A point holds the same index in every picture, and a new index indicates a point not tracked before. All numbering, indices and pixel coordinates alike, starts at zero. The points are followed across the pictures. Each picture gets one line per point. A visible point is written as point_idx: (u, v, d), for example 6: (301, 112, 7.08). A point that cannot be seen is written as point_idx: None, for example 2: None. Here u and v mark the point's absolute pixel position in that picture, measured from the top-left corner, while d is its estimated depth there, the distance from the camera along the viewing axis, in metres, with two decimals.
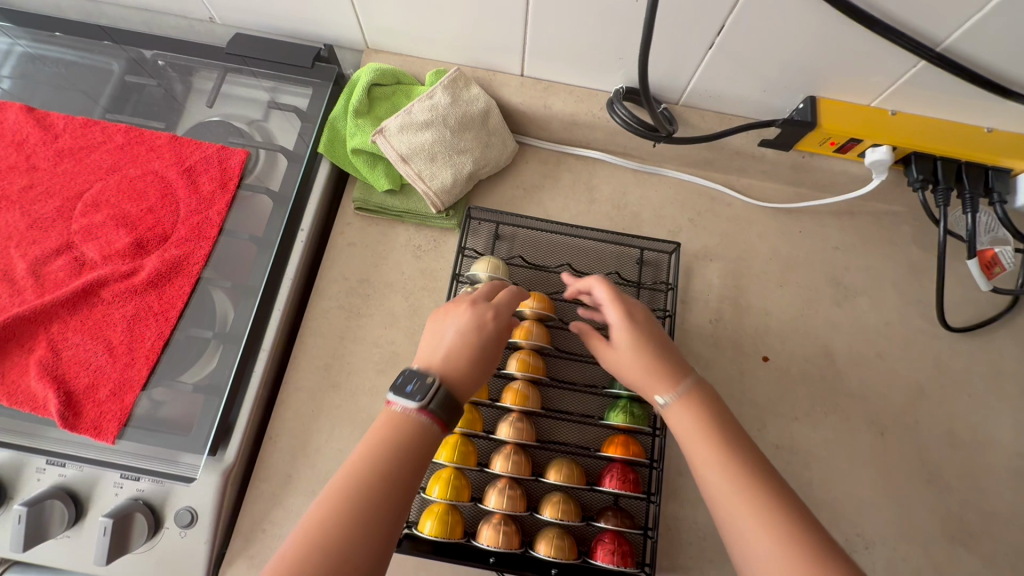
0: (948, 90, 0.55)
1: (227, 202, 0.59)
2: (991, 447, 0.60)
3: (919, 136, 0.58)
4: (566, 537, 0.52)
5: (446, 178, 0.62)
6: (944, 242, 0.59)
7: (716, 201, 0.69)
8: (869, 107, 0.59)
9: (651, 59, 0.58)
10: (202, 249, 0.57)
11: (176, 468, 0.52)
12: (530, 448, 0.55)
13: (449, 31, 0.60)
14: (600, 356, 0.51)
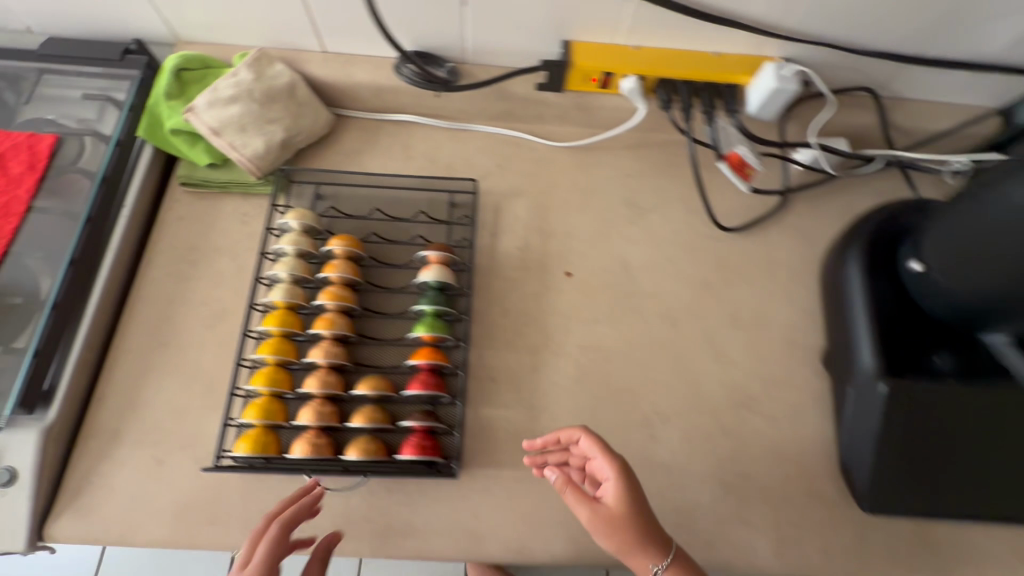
0: (666, 22, 0.65)
1: (35, 182, 0.65)
2: (765, 323, 0.69)
3: (659, 65, 0.69)
4: (376, 441, 0.57)
5: (258, 146, 0.68)
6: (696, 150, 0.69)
7: (520, 147, 0.77)
8: (616, 45, 0.69)
9: (422, 23, 0.67)
10: (10, 226, 0.62)
11: None
12: (344, 370, 0.60)
13: (243, 16, 0.68)
14: (579, 509, 0.51)
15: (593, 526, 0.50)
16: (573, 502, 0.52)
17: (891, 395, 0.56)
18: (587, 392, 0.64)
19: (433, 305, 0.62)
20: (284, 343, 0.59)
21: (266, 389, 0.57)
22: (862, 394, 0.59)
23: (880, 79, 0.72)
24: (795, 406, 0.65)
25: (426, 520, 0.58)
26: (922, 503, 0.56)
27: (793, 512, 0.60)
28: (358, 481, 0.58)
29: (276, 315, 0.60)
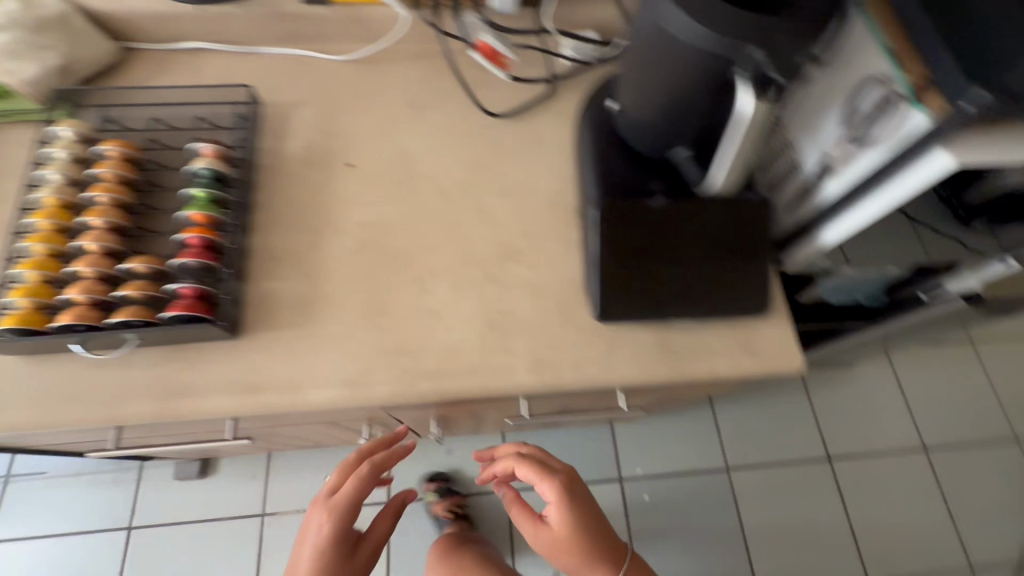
0: None
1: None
2: (530, 189, 0.78)
3: None
4: (144, 309, 0.61)
5: (31, 71, 0.71)
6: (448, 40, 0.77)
7: (306, 63, 0.84)
8: None
9: None
10: None
11: None
12: (117, 255, 0.65)
13: None
14: (537, 533, 0.78)
15: (547, 540, 0.76)
16: (522, 520, 0.80)
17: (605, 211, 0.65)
18: (363, 260, 0.71)
19: (205, 191, 0.68)
20: (53, 233, 0.63)
21: (35, 272, 0.61)
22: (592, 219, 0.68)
23: None
24: (553, 254, 0.74)
25: (206, 380, 0.62)
26: (638, 301, 0.68)
27: (550, 337, 0.69)
28: (131, 347, 0.62)
29: (47, 211, 0.64)
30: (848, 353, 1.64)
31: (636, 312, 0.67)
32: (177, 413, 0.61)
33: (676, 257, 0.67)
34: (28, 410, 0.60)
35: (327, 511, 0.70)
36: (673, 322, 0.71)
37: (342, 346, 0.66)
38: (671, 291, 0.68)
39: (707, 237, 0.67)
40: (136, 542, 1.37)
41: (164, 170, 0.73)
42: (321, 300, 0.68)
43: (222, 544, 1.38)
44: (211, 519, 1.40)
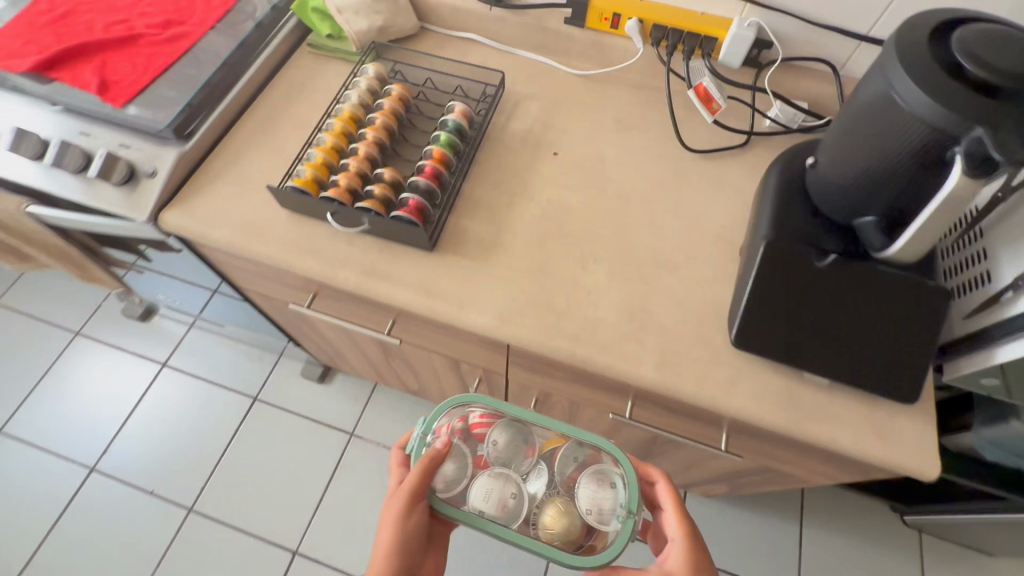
0: None
1: (223, 14, 0.96)
2: (702, 218, 0.85)
3: (674, 15, 0.89)
4: (383, 203, 0.78)
5: (363, 26, 0.97)
6: (770, 176, 0.80)
7: (547, 70, 1.01)
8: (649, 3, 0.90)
9: None
10: (198, 34, 0.93)
11: (151, 133, 0.84)
12: (367, 176, 0.82)
13: None
14: None
15: None
16: None
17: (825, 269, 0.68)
18: (554, 224, 0.83)
19: (449, 138, 0.85)
20: (334, 149, 0.83)
21: (322, 154, 0.81)
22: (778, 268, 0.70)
23: (840, 55, 0.88)
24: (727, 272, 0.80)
25: (399, 272, 0.78)
26: (715, 331, 0.75)
27: (691, 347, 0.74)
28: (361, 231, 0.79)
29: (343, 117, 0.86)
30: (991, 545, 1.39)
31: (770, 343, 0.70)
32: (372, 287, 0.77)
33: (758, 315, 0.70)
34: (278, 243, 0.80)
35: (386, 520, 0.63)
36: (718, 345, 0.74)
37: (523, 283, 0.78)
38: (816, 333, 0.68)
39: (788, 303, 0.69)
40: (258, 412, 1.59)
41: (420, 113, 0.91)
42: (507, 247, 0.81)
43: (320, 456, 1.53)
44: (326, 425, 1.57)
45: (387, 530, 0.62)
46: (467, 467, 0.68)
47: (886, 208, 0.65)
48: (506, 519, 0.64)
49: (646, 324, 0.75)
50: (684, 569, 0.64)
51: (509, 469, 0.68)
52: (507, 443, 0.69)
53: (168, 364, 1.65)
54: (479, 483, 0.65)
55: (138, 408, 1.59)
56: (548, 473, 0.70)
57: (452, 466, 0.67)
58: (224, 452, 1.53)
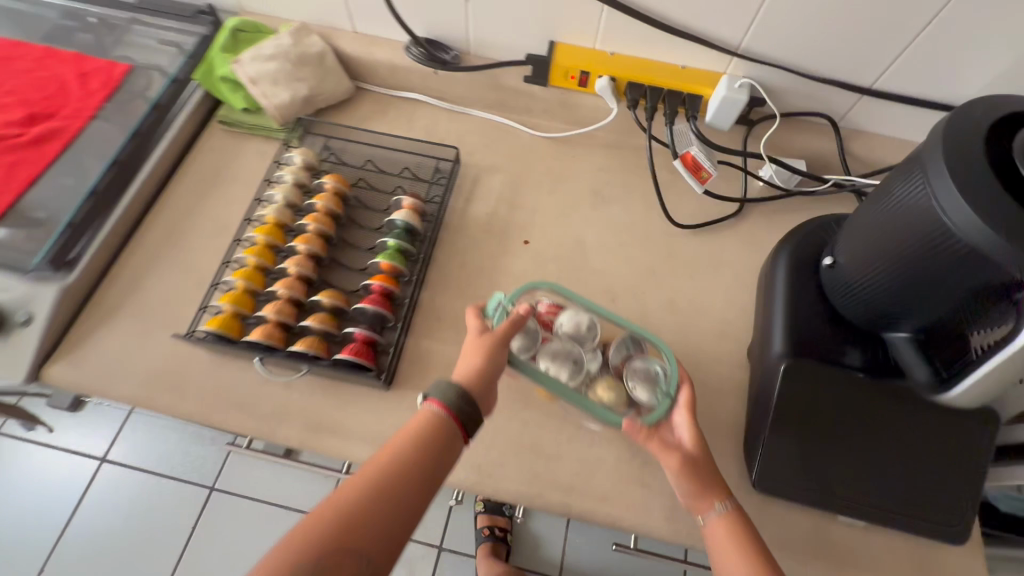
0: (663, 41, 0.73)
1: (105, 96, 0.79)
2: (700, 311, 0.74)
3: (652, 71, 0.76)
4: (322, 341, 0.65)
5: (284, 97, 0.81)
6: (790, 257, 0.68)
7: (508, 133, 0.87)
8: (623, 57, 0.77)
9: (442, 18, 0.79)
10: (74, 127, 0.76)
11: (21, 272, 0.67)
12: (301, 304, 0.68)
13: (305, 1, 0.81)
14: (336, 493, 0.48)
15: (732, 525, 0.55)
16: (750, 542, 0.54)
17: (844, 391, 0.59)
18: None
19: (399, 243, 0.71)
20: (257, 272, 0.68)
21: (242, 282, 0.67)
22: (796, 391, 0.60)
23: (839, 106, 0.77)
24: (732, 379, 0.70)
25: (351, 422, 0.64)
26: (726, 460, 0.65)
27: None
28: (301, 375, 0.66)
29: (265, 226, 0.70)
30: None
31: (796, 483, 0.60)
32: (319, 445, 0.63)
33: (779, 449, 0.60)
34: (198, 398, 0.65)
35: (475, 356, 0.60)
36: (732, 477, 0.64)
37: (501, 419, 0.66)
38: (845, 471, 0.59)
39: (809, 437, 0.59)
40: (218, 504, 1.43)
41: (361, 207, 0.76)
42: None
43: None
44: (297, 510, 1.43)
45: (472, 358, 0.59)
46: (535, 342, 0.65)
47: (924, 327, 0.56)
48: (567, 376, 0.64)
49: (649, 459, 0.64)
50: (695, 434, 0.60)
51: (569, 344, 0.66)
52: (574, 328, 0.67)
53: (107, 459, 1.46)
54: (546, 350, 0.64)
55: (77, 514, 1.41)
56: (602, 358, 0.67)
57: (520, 338, 0.65)
58: (183, 554, 1.37)
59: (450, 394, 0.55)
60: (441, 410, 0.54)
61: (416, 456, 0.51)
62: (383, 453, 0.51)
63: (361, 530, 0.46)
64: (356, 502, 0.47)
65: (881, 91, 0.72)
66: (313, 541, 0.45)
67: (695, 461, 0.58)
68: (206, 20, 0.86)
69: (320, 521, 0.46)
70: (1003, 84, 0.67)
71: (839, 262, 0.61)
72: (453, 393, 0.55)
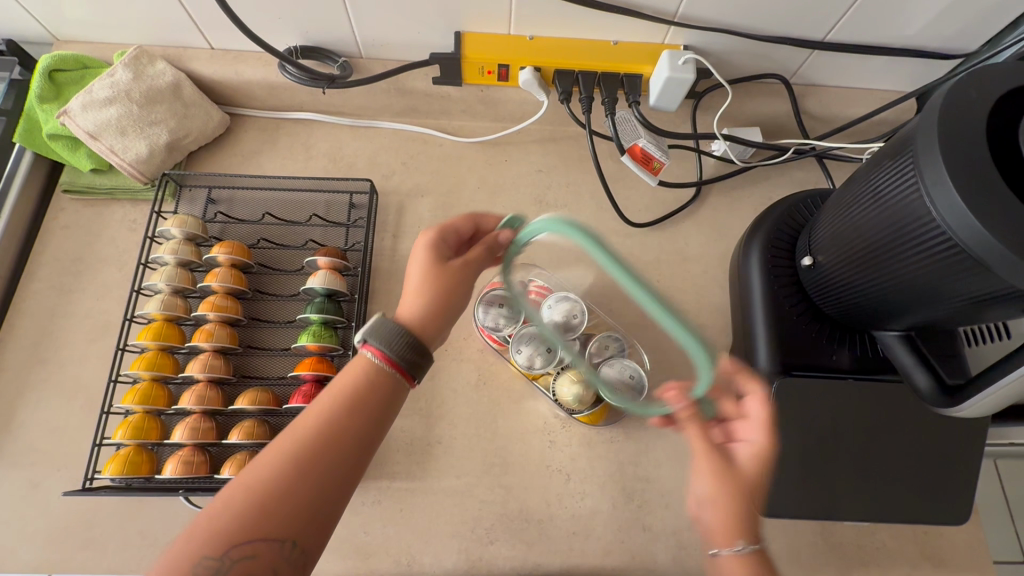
0: (588, 18, 0.62)
1: None
2: (673, 319, 0.68)
3: (579, 55, 0.65)
4: (254, 457, 0.55)
5: (140, 150, 0.65)
6: (754, 252, 0.62)
7: (427, 144, 0.74)
8: (543, 41, 0.65)
9: (317, 23, 0.63)
10: None
11: None
12: (220, 414, 0.57)
13: (134, 19, 0.64)
14: (270, 445, 0.36)
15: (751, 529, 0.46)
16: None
17: (836, 395, 0.55)
18: (497, 388, 0.63)
19: (322, 315, 0.60)
20: (155, 388, 0.56)
21: (139, 406, 0.55)
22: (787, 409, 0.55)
23: (790, 64, 0.68)
24: None
25: None
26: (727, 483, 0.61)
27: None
28: None
29: (153, 328, 0.57)
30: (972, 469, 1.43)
31: (804, 505, 0.55)
32: None
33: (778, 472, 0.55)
34: (118, 550, 0.54)
35: (429, 285, 0.45)
36: None
37: (481, 492, 0.59)
38: (849, 480, 0.55)
39: (808, 453, 0.55)
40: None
41: (268, 274, 0.64)
42: (446, 443, 0.61)
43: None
44: None
45: (428, 285, 0.46)
46: (517, 317, 0.61)
47: (915, 326, 0.50)
48: (537, 367, 0.59)
49: (647, 501, 0.59)
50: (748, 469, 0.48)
51: (553, 331, 0.58)
52: (564, 318, 0.59)
53: None
54: (522, 332, 0.60)
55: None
56: (580, 347, 0.61)
57: (502, 311, 0.61)
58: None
59: (393, 340, 0.41)
60: (383, 362, 0.40)
61: (357, 416, 0.38)
62: (319, 407, 0.38)
63: (284, 455, 0.35)
64: (279, 478, 0.35)
65: (833, 45, 0.64)
66: (247, 516, 0.33)
67: (730, 488, 0.47)
68: (11, 63, 0.67)
69: (225, 513, 0.33)
70: (962, 23, 0.60)
71: (817, 259, 0.55)
72: (396, 337, 0.41)
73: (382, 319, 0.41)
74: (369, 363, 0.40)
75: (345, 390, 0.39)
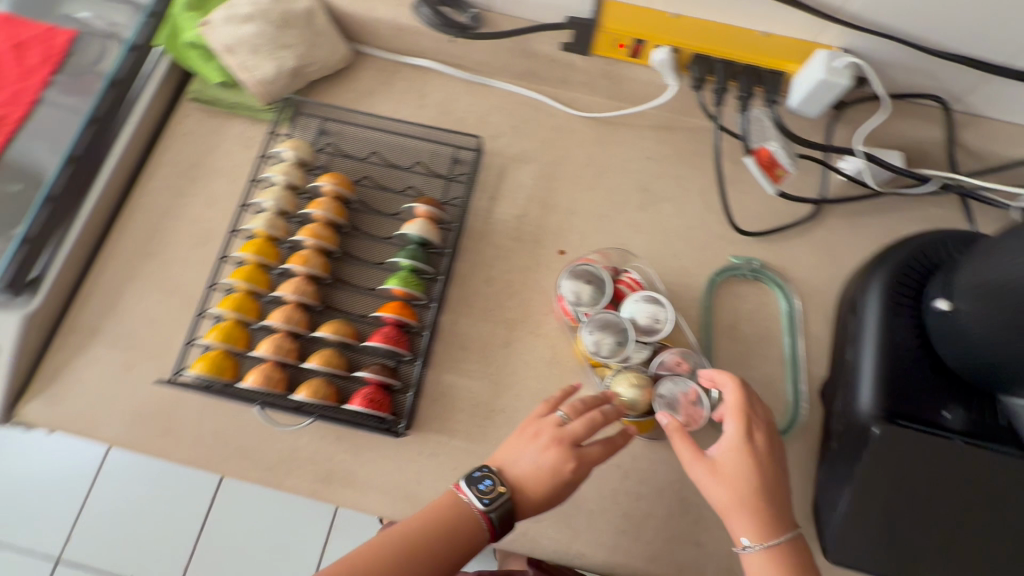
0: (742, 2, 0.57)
1: (49, 72, 0.65)
2: (765, 338, 0.63)
3: (725, 42, 0.61)
4: (328, 385, 0.56)
5: (268, 70, 0.66)
6: (879, 282, 0.57)
7: (539, 111, 0.72)
8: (690, 19, 0.61)
9: None
10: (18, 113, 0.63)
11: None
12: (302, 337, 0.59)
13: None
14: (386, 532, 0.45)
15: (747, 508, 0.46)
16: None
17: (940, 457, 0.50)
18: (569, 370, 0.62)
19: (412, 262, 0.60)
20: (248, 300, 0.58)
21: (232, 313, 0.57)
22: (882, 460, 0.51)
23: (955, 87, 0.62)
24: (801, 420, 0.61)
25: (366, 473, 0.57)
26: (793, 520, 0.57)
27: None
28: (307, 421, 0.57)
29: (255, 242, 0.59)
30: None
31: (874, 559, 0.52)
32: (333, 499, 0.56)
33: (854, 521, 0.52)
34: (191, 445, 0.57)
35: (535, 436, 0.50)
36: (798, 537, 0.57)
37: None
38: (932, 547, 0.51)
39: (892, 509, 0.51)
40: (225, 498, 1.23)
41: (367, 212, 0.65)
42: (508, 413, 0.60)
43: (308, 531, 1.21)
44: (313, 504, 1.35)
45: (534, 446, 0.50)
46: (599, 299, 0.58)
47: None
48: (602, 355, 0.56)
49: (703, 517, 0.57)
50: (736, 470, 0.47)
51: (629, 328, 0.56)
52: (645, 320, 0.57)
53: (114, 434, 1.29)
54: (600, 315, 0.56)
55: (86, 505, 1.20)
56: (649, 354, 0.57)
57: (587, 287, 0.58)
58: (195, 550, 1.18)
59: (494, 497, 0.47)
60: (474, 521, 0.47)
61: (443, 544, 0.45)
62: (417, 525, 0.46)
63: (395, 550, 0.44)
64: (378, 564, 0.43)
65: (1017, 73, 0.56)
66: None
67: (741, 473, 0.47)
68: None
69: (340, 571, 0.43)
70: None
71: (954, 305, 0.50)
72: (495, 496, 0.47)
73: (494, 469, 0.48)
74: (467, 506, 0.47)
75: (452, 515, 0.46)
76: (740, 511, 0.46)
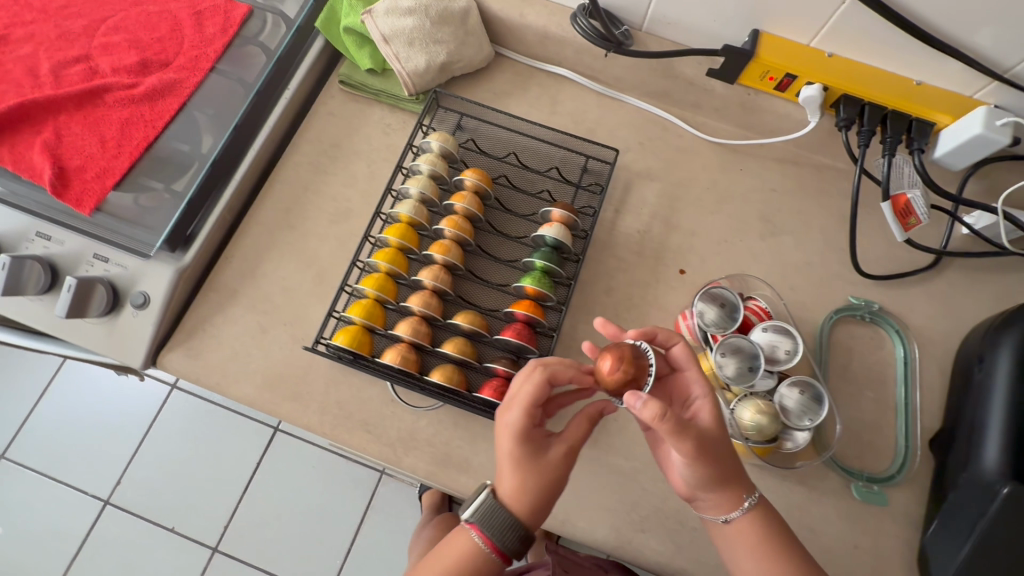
0: (903, 49, 0.58)
1: (224, 43, 0.70)
2: (878, 381, 0.64)
3: (877, 87, 0.62)
4: (458, 373, 0.58)
5: (420, 63, 0.69)
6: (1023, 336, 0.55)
7: (669, 131, 0.74)
8: (845, 60, 0.62)
9: None
10: (195, 78, 0.67)
11: (135, 244, 0.61)
12: (434, 322, 0.61)
13: None
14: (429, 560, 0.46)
15: (726, 481, 0.46)
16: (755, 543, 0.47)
17: None
18: None
19: (546, 264, 0.61)
20: (388, 281, 0.60)
21: (374, 292, 0.59)
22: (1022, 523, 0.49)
23: None
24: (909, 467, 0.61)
25: (481, 462, 0.59)
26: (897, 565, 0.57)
27: None
28: (434, 405, 0.60)
29: (399, 227, 0.62)
30: None
31: None
32: (446, 482, 0.58)
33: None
34: (318, 411, 0.60)
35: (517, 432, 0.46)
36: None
37: (643, 480, 0.59)
38: None
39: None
40: (275, 452, 1.31)
41: (502, 211, 0.67)
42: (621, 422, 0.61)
43: (351, 498, 1.27)
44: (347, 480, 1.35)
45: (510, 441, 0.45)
46: (727, 323, 0.59)
47: None
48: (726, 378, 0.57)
49: None
50: (719, 435, 0.46)
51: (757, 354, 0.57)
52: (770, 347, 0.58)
53: (177, 388, 1.34)
54: (727, 339, 0.57)
55: (146, 440, 1.30)
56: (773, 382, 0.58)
57: (716, 309, 0.59)
58: (239, 509, 1.25)
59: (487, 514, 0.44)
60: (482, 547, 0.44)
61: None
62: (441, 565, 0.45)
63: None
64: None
65: None
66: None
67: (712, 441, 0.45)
68: None
69: None
70: None
71: None
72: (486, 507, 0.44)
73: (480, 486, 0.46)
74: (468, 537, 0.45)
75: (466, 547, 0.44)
76: (730, 482, 0.47)
